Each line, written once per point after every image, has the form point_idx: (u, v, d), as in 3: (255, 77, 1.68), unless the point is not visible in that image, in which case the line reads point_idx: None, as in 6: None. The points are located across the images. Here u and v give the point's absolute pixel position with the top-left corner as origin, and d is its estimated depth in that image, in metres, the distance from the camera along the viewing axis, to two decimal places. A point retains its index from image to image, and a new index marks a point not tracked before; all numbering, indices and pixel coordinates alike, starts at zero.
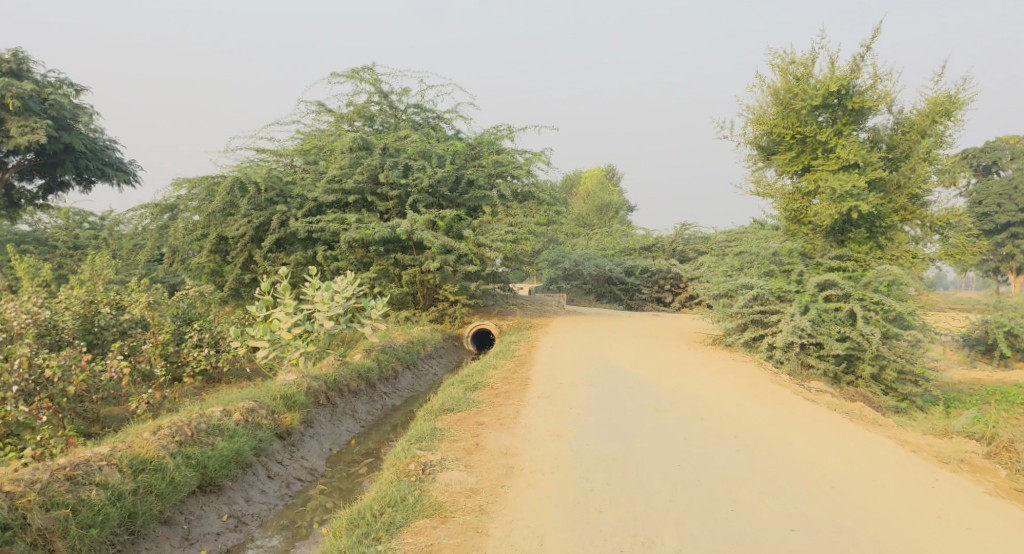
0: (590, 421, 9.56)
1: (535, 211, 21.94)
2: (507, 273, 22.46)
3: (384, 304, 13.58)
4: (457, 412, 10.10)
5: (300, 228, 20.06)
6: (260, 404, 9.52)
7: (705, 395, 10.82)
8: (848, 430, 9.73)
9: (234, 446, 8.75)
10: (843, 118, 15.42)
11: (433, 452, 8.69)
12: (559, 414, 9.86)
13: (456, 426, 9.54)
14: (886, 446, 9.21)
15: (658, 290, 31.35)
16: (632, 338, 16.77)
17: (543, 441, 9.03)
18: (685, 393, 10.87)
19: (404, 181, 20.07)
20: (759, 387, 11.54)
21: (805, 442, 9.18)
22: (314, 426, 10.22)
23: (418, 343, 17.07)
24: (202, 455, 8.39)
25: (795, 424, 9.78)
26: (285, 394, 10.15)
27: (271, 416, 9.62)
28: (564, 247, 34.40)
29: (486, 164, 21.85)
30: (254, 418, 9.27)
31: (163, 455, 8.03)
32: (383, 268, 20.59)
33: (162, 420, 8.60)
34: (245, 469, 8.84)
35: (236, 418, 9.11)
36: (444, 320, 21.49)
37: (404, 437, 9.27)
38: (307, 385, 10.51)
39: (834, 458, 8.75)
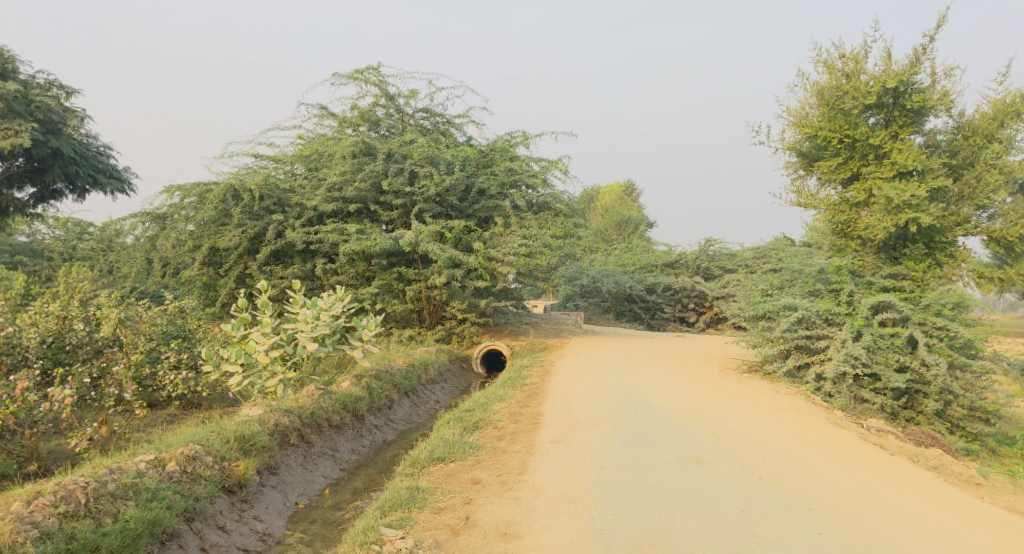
0: (617, 484, 7.83)
1: (551, 223, 20.35)
2: (520, 290, 20.83)
3: (377, 323, 11.97)
4: (449, 464, 8.44)
5: (297, 238, 18.63)
6: (205, 450, 7.90)
7: (756, 442, 9.09)
8: (947, 497, 7.89)
9: (147, 515, 6.96)
10: (900, 119, 13.69)
11: (404, 534, 6.99)
12: (580, 470, 8.17)
13: (445, 486, 7.87)
14: (999, 522, 7.45)
15: (681, 309, 29.56)
16: (657, 364, 15.08)
17: (561, 513, 7.33)
18: (731, 440, 9.15)
19: (409, 189, 18.55)
20: (818, 428, 9.80)
21: (896, 518, 7.37)
22: (278, 475, 8.58)
23: (421, 366, 15.46)
24: (92, 534, 6.60)
25: (878, 489, 7.97)
26: (242, 435, 8.53)
27: (219, 465, 8.00)
28: (582, 263, 32.74)
29: (499, 172, 20.26)
30: (195, 469, 7.65)
31: (22, 542, 6.23)
32: (386, 283, 19.06)
33: (45, 486, 6.88)
34: (167, 542, 7.03)
35: (169, 471, 7.50)
36: (451, 340, 19.86)
37: (374, 506, 7.60)
38: (274, 423, 8.90)
39: (942, 546, 6.92)
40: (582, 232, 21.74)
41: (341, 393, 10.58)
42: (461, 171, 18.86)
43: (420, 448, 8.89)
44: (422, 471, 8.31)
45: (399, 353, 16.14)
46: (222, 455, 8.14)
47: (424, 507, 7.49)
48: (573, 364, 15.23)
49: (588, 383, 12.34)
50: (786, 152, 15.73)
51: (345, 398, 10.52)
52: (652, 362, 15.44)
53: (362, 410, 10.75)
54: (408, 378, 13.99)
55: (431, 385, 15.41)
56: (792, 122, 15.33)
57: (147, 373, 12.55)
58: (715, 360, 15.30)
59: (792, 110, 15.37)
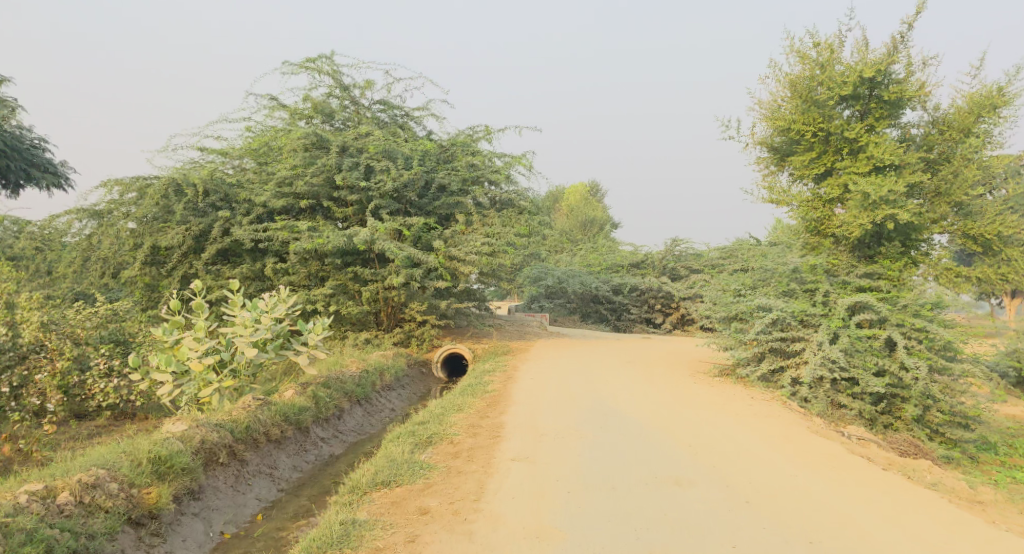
0: (585, 512, 7.09)
1: (515, 221, 19.56)
2: (483, 290, 20.01)
3: (325, 327, 11.01)
4: (395, 488, 7.59)
5: (244, 236, 17.56)
6: (109, 477, 6.94)
7: (739, 459, 8.39)
8: (944, 516, 7.28)
9: None
10: (876, 111, 13.21)
11: None
12: (545, 497, 7.35)
13: (390, 517, 7.02)
14: (1007, 544, 6.86)
15: (648, 310, 29.02)
16: (626, 367, 14.37)
17: (524, 551, 6.51)
18: (711, 456, 8.43)
19: (364, 185, 17.58)
20: (802, 438, 9.14)
21: (892, 546, 6.73)
22: (203, 500, 7.63)
23: (377, 371, 14.56)
24: None
25: (869, 510, 7.33)
26: (159, 456, 7.57)
27: (127, 493, 7.04)
28: (547, 264, 32.00)
29: (460, 167, 19.39)
30: (93, 500, 6.72)
31: None
32: (341, 283, 18.09)
33: None
34: None
35: (59, 504, 6.57)
36: (410, 343, 18.98)
37: (303, 542, 6.71)
38: (199, 441, 7.95)
39: None
40: (548, 231, 21.00)
41: (282, 403, 9.64)
42: (419, 166, 17.96)
43: (363, 469, 8.01)
44: (363, 498, 7.44)
45: (353, 358, 15.21)
46: (132, 481, 7.18)
47: (359, 546, 6.62)
48: (537, 368, 14.49)
49: (554, 389, 11.60)
50: (757, 147, 15.17)
51: (286, 408, 9.58)
52: (620, 365, 14.74)
53: (307, 422, 9.81)
54: (362, 385, 13.08)
55: (388, 391, 14.49)
56: (765, 115, 14.78)
57: (74, 381, 11.46)
58: (688, 362, 14.69)
59: (764, 103, 14.83)
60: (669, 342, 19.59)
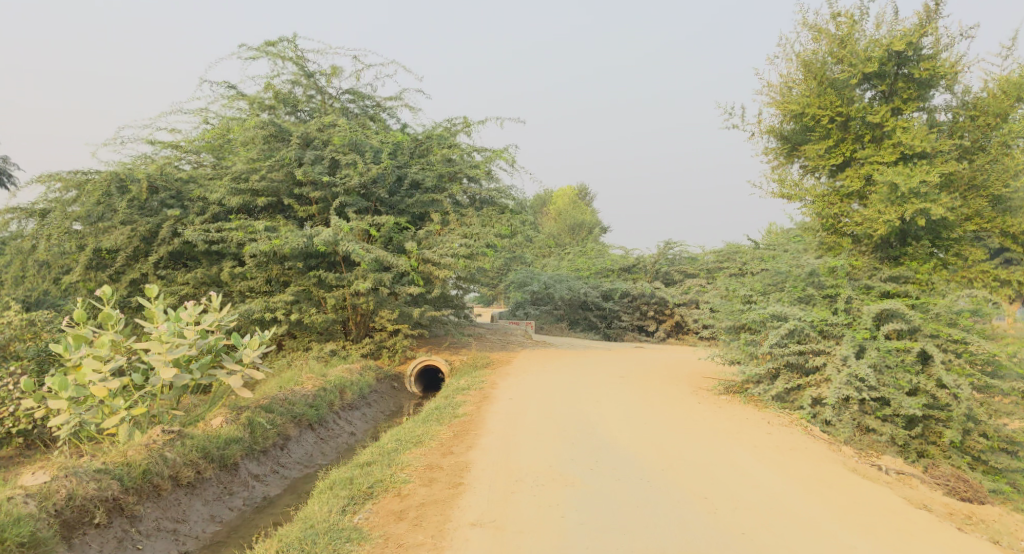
0: None
1: (497, 220, 17.87)
2: (462, 296, 18.35)
3: (262, 343, 9.19)
4: None
5: (194, 237, 15.78)
6: None
7: (768, 519, 6.74)
8: None
9: None
10: (903, 91, 11.70)
11: None
12: None
13: None
14: None
15: (640, 317, 27.39)
16: (621, 383, 12.82)
17: None
18: (731, 515, 6.78)
19: (328, 180, 15.82)
20: (841, 483, 7.51)
21: None
22: None
23: (339, 387, 12.85)
24: None
25: None
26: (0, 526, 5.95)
27: None
28: (534, 268, 30.33)
29: (436, 162, 17.72)
30: None
31: None
32: (304, 289, 16.39)
33: None
34: None
35: None
36: (381, 354, 17.29)
37: None
38: (58, 502, 6.35)
39: None
40: (532, 233, 19.36)
41: (202, 435, 7.91)
42: (391, 160, 16.30)
43: (277, 537, 6.34)
44: None
45: (312, 372, 13.53)
46: None
47: None
48: (517, 384, 12.88)
49: (537, 414, 9.95)
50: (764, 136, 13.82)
51: (207, 442, 7.86)
52: (614, 381, 13.17)
53: (234, 457, 8.09)
54: (317, 406, 11.35)
55: (351, 411, 12.81)
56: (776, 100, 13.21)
57: None
58: (690, 377, 13.14)
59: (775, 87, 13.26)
60: (665, 352, 18.04)
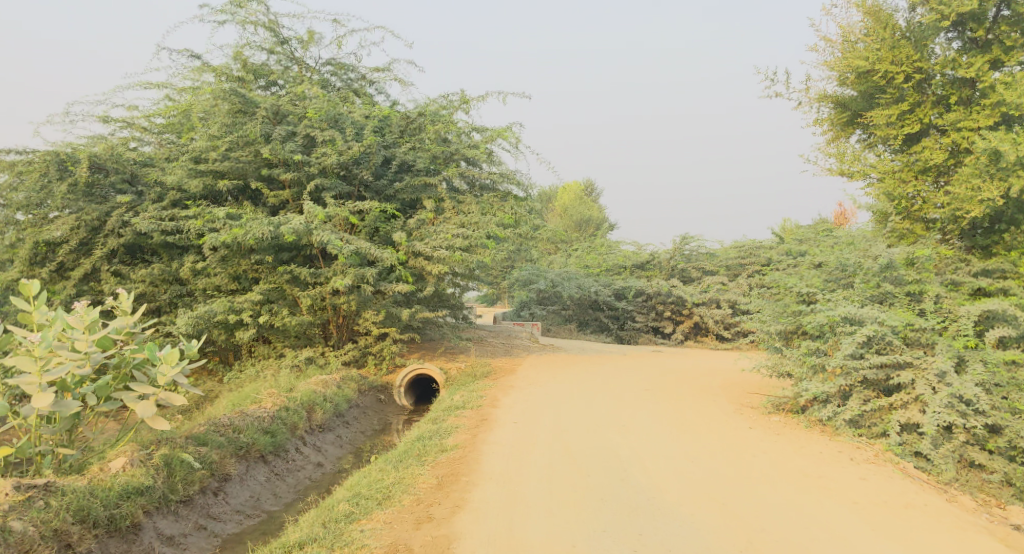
0: None
1: (498, 208, 15.68)
2: (460, 295, 16.21)
3: (183, 354, 6.80)
4: None
5: (146, 227, 13.59)
6: None
7: None
8: None
9: None
10: (1003, 38, 9.85)
11: None
12: None
13: None
14: None
15: (656, 318, 25.14)
16: (650, 397, 10.88)
17: None
18: None
19: (301, 159, 13.58)
20: None
21: None
22: None
23: (307, 404, 10.69)
24: None
25: None
26: None
27: None
28: (539, 265, 28.03)
29: (428, 142, 15.50)
30: None
31: None
32: (276, 287, 14.26)
33: None
34: None
35: None
36: (366, 361, 15.18)
37: None
38: None
39: None
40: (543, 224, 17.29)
41: (81, 489, 5.75)
42: (377, 136, 14.16)
43: None
44: None
45: (278, 386, 11.39)
46: None
47: None
48: (522, 400, 10.86)
49: (551, 448, 7.96)
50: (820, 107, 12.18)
51: (87, 500, 5.71)
52: (642, 393, 11.23)
53: (131, 518, 5.93)
54: (275, 431, 9.19)
55: (322, 433, 10.65)
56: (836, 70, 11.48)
57: None
58: (733, 390, 11.21)
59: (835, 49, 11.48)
60: (688, 357, 16.08)
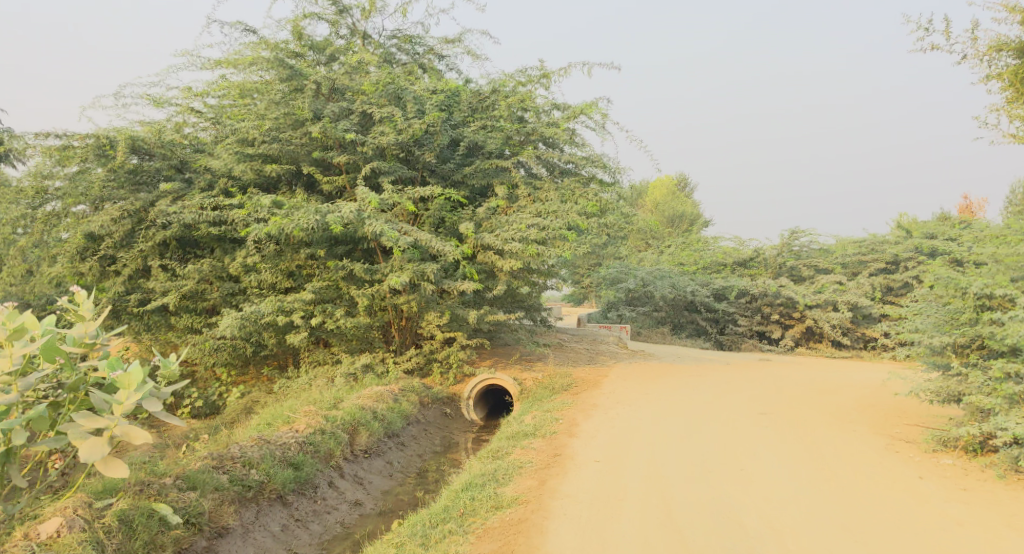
0: None
1: (579, 194, 13.59)
2: (538, 295, 14.28)
3: (141, 366, 4.98)
4: None
5: (188, 217, 12.31)
6: None
7: None
8: None
9: None
10: None
11: None
12: None
13: None
14: None
15: (760, 322, 22.40)
16: (769, 426, 8.70)
17: None
18: None
19: (356, 138, 11.93)
20: None
21: None
22: None
23: (350, 424, 8.98)
24: None
25: None
26: None
27: None
28: (629, 262, 25.75)
29: (502, 120, 13.55)
30: None
31: None
32: (330, 285, 12.74)
33: None
34: None
35: None
36: (432, 370, 13.45)
37: None
38: None
39: None
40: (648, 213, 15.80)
41: None
42: (442, 112, 12.37)
43: None
44: None
45: (320, 402, 9.79)
46: None
47: None
48: (608, 424, 8.93)
49: (650, 512, 6.02)
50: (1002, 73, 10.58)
51: None
52: (758, 420, 9.07)
53: None
54: (301, 463, 7.47)
55: (368, 459, 8.92)
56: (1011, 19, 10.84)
57: None
58: (876, 417, 8.83)
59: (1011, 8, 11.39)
60: (805, 369, 13.69)
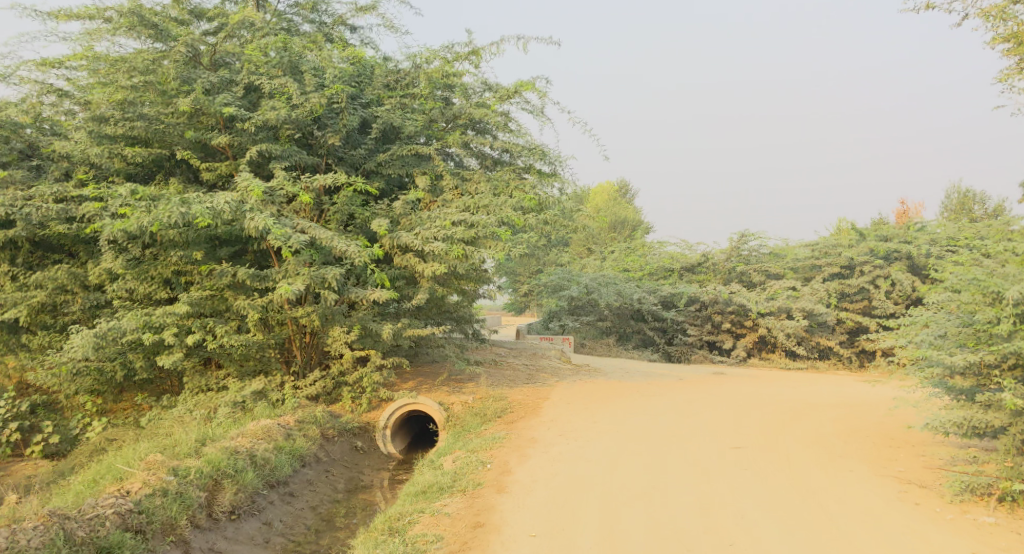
0: None
1: (513, 186, 11.73)
2: (467, 304, 12.30)
3: None
4: None
5: (31, 213, 9.88)
6: None
7: None
8: None
9: None
10: None
11: None
12: None
13: None
14: None
15: (711, 331, 20.97)
16: (751, 470, 7.25)
17: None
18: None
19: (237, 113, 9.74)
20: None
21: None
22: None
23: (212, 477, 6.84)
24: None
25: None
26: None
27: None
28: (570, 267, 24.05)
29: (423, 100, 11.62)
30: None
31: None
32: (213, 295, 10.51)
33: None
34: None
35: None
36: (341, 394, 11.30)
37: None
38: None
39: None
40: (594, 214, 14.05)
41: None
42: (347, 86, 10.34)
43: None
44: None
45: (178, 446, 7.60)
46: None
47: None
48: (556, 466, 7.29)
49: None
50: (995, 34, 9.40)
51: None
52: (734, 459, 7.63)
53: None
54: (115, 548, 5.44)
55: (235, 523, 6.79)
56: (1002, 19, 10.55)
57: None
58: (874, 458, 7.50)
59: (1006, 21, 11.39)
60: (766, 386, 12.31)
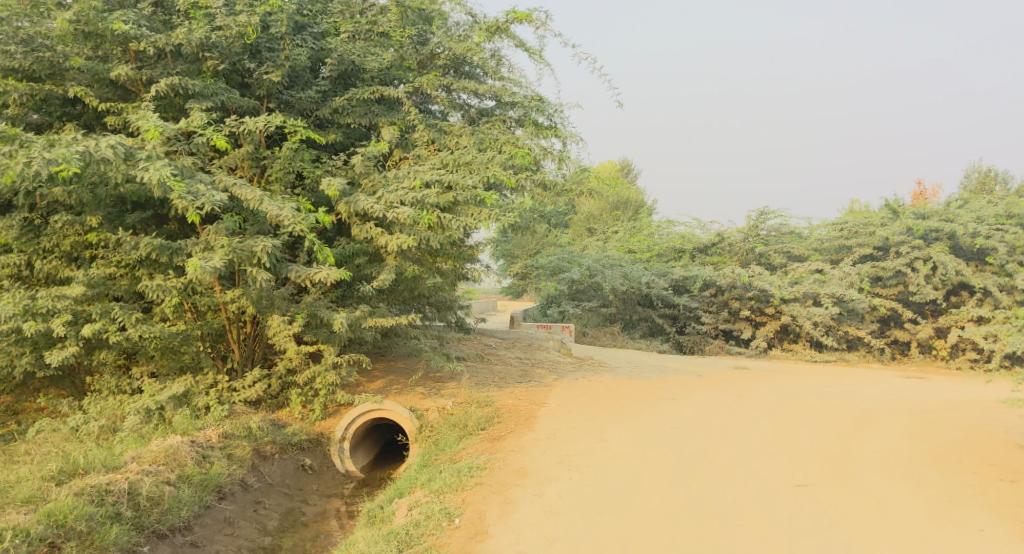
0: None
1: (502, 141, 9.47)
2: (447, 288, 10.08)
3: None
4: None
5: None
6: None
7: None
8: None
9: None
10: None
11: None
12: None
13: None
14: None
15: (727, 319, 18.75)
16: (838, 530, 5.29)
17: None
18: None
19: (137, 33, 7.49)
20: None
21: None
22: None
23: (47, 539, 5.12)
24: None
25: None
26: None
27: None
28: (572, 248, 21.81)
29: (391, 32, 9.34)
30: None
31: None
32: (120, 273, 8.24)
33: None
34: None
35: None
36: (288, 399, 9.06)
37: None
38: None
39: None
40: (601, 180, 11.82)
41: None
42: (289, 6, 8.12)
43: None
44: None
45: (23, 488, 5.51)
46: None
47: None
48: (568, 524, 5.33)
49: None
50: None
51: None
52: (807, 502, 5.71)
53: None
54: None
55: None
56: None
57: None
58: (995, 504, 5.61)
59: None
60: (802, 385, 10.38)
